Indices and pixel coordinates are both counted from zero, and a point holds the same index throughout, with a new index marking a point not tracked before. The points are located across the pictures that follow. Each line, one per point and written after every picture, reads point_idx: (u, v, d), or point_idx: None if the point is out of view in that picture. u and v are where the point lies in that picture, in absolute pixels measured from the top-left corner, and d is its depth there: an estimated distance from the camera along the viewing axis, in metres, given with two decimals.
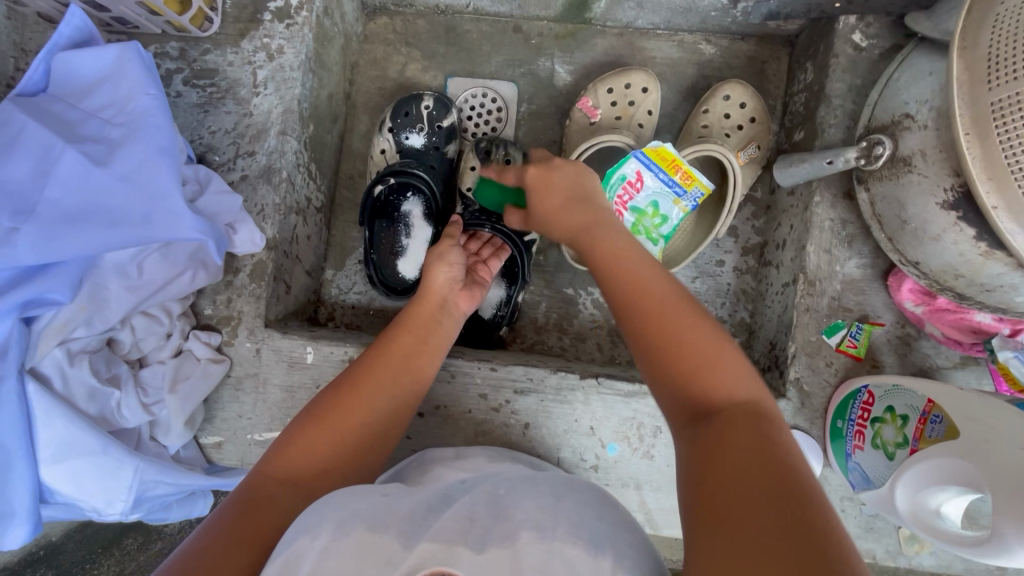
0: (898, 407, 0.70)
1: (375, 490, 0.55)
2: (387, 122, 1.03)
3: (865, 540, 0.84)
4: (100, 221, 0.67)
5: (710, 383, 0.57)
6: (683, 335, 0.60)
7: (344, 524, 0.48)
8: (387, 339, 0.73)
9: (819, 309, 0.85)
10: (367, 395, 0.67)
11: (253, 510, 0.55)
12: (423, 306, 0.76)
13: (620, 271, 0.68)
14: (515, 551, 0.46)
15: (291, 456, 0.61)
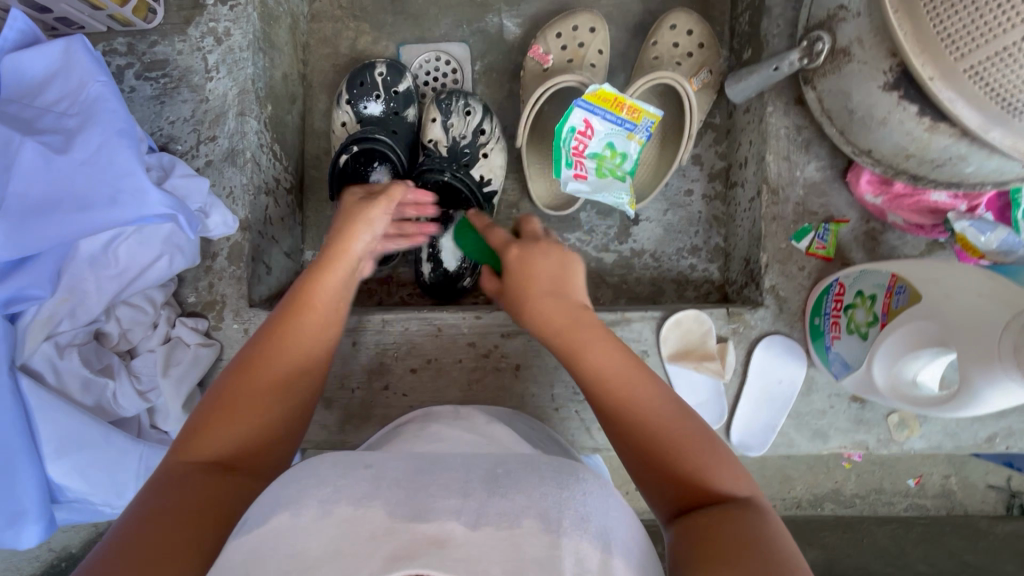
0: (866, 289, 0.72)
1: (356, 461, 0.49)
2: (344, 94, 1.05)
3: (857, 432, 0.87)
4: (70, 207, 0.68)
5: (703, 470, 0.54)
6: (649, 416, 0.57)
7: (327, 500, 0.43)
8: (303, 293, 0.64)
9: (785, 216, 0.87)
10: (292, 355, 0.60)
11: (180, 491, 0.49)
12: (340, 255, 0.66)
13: (589, 353, 0.62)
14: (516, 537, 0.41)
15: (209, 435, 0.54)
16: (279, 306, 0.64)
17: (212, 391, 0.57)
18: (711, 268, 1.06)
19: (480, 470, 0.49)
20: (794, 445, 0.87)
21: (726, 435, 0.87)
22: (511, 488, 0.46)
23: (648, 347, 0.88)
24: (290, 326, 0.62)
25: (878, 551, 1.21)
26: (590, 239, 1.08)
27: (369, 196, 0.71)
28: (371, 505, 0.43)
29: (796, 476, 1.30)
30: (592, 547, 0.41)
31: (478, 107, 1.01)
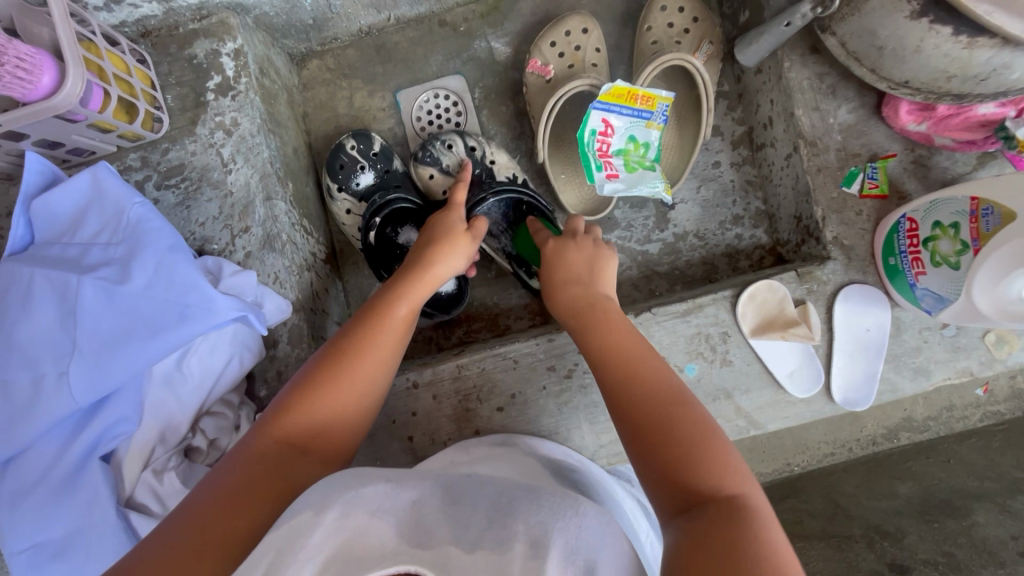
0: (945, 219, 0.71)
1: (377, 474, 0.54)
2: (331, 185, 1.03)
3: (958, 360, 0.85)
4: (142, 333, 0.66)
5: (703, 458, 0.54)
6: (695, 433, 0.56)
7: (348, 503, 0.47)
8: (390, 296, 0.72)
9: (830, 164, 0.86)
10: (365, 362, 0.65)
11: (251, 472, 0.54)
12: (422, 268, 0.76)
13: (646, 371, 0.64)
14: (505, 559, 0.43)
15: (286, 422, 0.59)
16: (364, 309, 0.71)
17: (297, 379, 0.64)
18: (757, 233, 1.05)
19: (486, 493, 0.54)
20: (898, 389, 0.86)
21: (829, 395, 0.85)
22: (513, 513, 0.49)
23: (727, 328, 0.87)
24: (376, 331, 0.68)
25: (969, 465, 1.18)
26: (631, 234, 1.07)
27: (457, 213, 0.83)
28: (383, 518, 0.47)
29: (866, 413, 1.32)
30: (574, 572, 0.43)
31: (456, 137, 1.01)
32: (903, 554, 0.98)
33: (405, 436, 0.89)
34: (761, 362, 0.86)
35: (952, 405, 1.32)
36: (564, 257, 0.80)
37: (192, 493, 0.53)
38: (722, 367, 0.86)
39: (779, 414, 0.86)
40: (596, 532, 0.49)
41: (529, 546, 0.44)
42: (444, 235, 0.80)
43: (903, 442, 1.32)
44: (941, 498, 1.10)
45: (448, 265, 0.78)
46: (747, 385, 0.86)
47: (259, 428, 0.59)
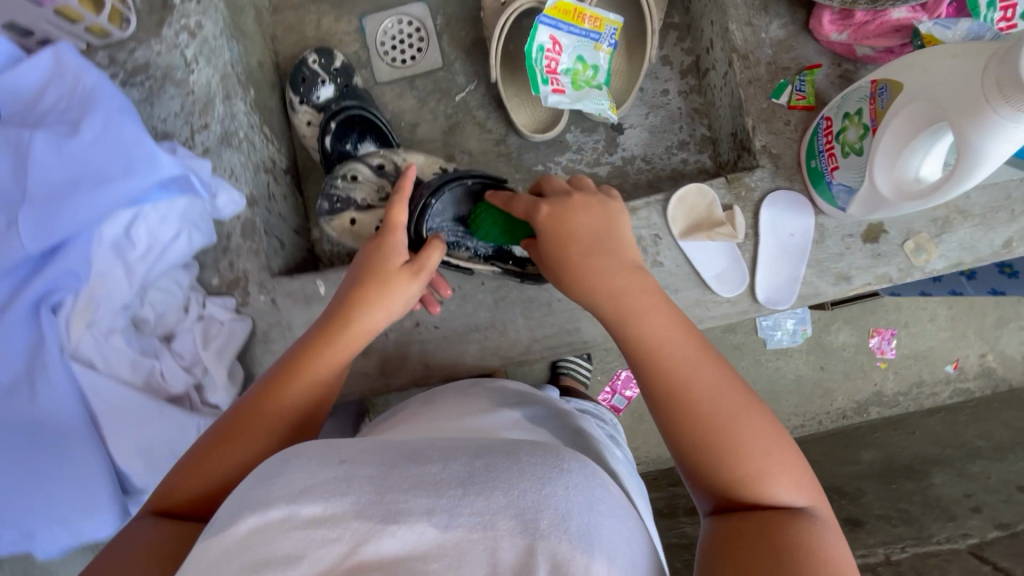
0: (852, 109, 0.74)
1: (331, 455, 0.46)
2: (293, 98, 1.08)
3: (877, 267, 0.88)
4: (88, 184, 0.71)
5: (752, 455, 0.53)
6: (741, 426, 0.55)
7: (293, 502, 0.41)
8: (301, 365, 0.61)
9: (761, 77, 0.91)
10: (281, 419, 0.59)
11: (154, 544, 0.51)
12: (338, 325, 0.63)
13: (681, 367, 0.58)
14: (490, 536, 0.40)
15: (178, 493, 0.55)
16: (286, 362, 0.62)
17: (197, 447, 0.57)
18: (702, 158, 1.09)
19: (462, 457, 0.47)
20: (820, 293, 0.89)
21: (753, 296, 0.89)
22: (496, 477, 0.44)
23: (659, 230, 0.90)
24: (275, 399, 0.59)
25: (933, 436, 1.38)
26: (582, 156, 1.11)
27: (397, 244, 0.67)
28: (342, 501, 0.41)
29: (836, 387, 1.51)
30: (568, 545, 0.40)
31: (357, 167, 0.94)
32: (860, 509, 1.17)
33: None
34: (689, 263, 0.89)
35: (922, 380, 1.51)
36: (560, 231, 0.68)
37: (102, 554, 0.51)
38: (653, 267, 0.90)
39: (705, 313, 0.89)
40: (585, 490, 0.45)
41: (517, 527, 0.40)
42: (370, 275, 0.65)
43: (873, 416, 1.51)
44: (901, 463, 1.29)
45: (378, 314, 0.65)
46: (676, 286, 0.90)
47: (157, 498, 0.55)
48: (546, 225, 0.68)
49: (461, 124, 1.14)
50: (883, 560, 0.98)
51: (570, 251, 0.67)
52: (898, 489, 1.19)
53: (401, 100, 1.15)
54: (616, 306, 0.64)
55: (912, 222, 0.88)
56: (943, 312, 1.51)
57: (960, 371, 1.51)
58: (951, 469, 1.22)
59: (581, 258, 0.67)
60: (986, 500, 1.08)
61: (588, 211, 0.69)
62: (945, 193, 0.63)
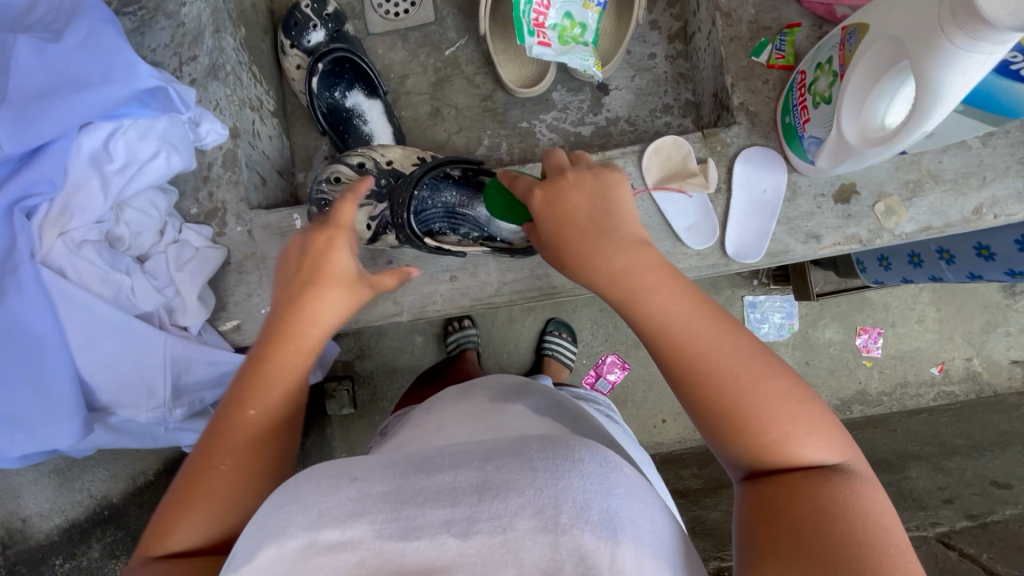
0: (824, 59, 0.75)
1: (342, 475, 0.45)
2: (284, 42, 1.09)
3: (847, 227, 0.89)
4: (67, 88, 0.73)
5: (778, 425, 0.50)
6: (760, 390, 0.50)
7: (311, 527, 0.40)
8: (258, 372, 0.57)
9: (742, 36, 0.92)
10: (248, 436, 0.55)
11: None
12: (289, 330, 0.58)
13: (692, 347, 0.53)
14: (510, 542, 0.38)
15: (169, 534, 0.52)
16: (234, 386, 0.57)
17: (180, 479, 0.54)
18: (685, 122, 1.10)
19: (467, 462, 0.45)
20: (789, 251, 0.90)
21: (722, 250, 0.90)
22: (506, 478, 0.43)
23: (633, 181, 0.91)
24: (241, 421, 0.55)
25: (912, 434, 1.37)
26: (566, 115, 1.12)
27: (331, 242, 0.60)
28: (359, 524, 0.40)
29: (820, 383, 1.52)
30: (594, 539, 0.38)
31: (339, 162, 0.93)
32: None
33: None
34: (661, 214, 0.90)
35: (907, 381, 1.52)
36: (558, 206, 0.61)
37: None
38: None
39: (674, 266, 0.90)
40: (602, 477, 0.42)
41: (534, 523, 0.39)
42: (309, 278, 0.59)
43: (856, 415, 1.51)
44: (879, 457, 1.27)
45: (330, 308, 0.59)
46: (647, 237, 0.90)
47: (149, 540, 0.52)
48: (544, 210, 0.62)
49: (449, 78, 1.15)
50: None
51: (571, 226, 0.61)
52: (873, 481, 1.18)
53: (391, 52, 1.16)
54: (615, 280, 0.58)
55: (884, 184, 0.88)
56: (931, 312, 1.51)
57: (945, 374, 1.52)
58: (928, 465, 1.22)
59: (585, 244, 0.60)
60: (960, 493, 1.10)
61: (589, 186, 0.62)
62: (905, 137, 0.64)
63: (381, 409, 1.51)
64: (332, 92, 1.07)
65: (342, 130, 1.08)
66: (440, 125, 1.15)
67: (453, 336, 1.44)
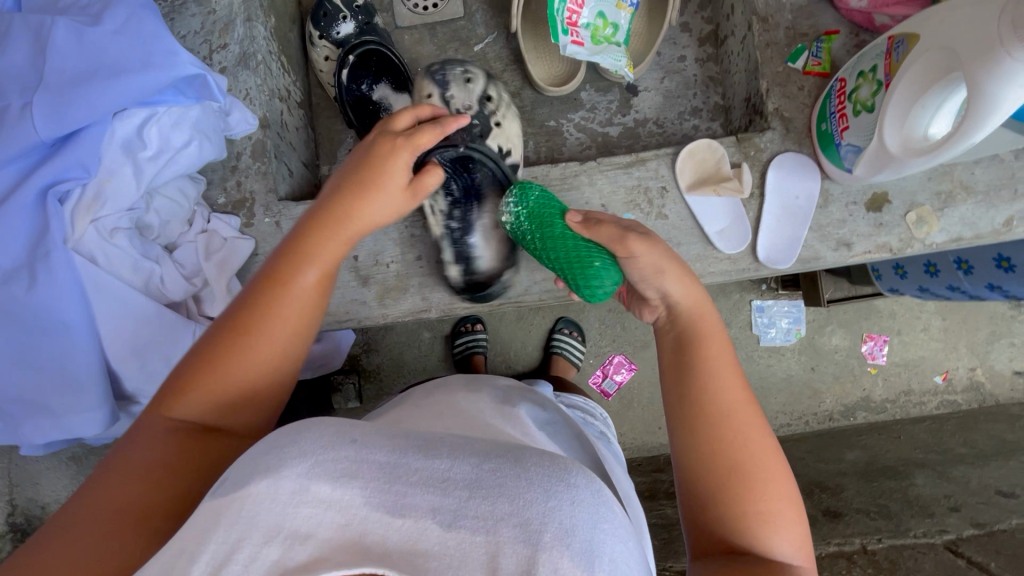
0: (867, 66, 0.75)
1: (343, 432, 0.43)
2: (313, 32, 1.08)
3: (878, 236, 0.89)
4: (105, 73, 0.72)
5: (767, 503, 0.55)
6: (768, 479, 0.56)
7: (303, 477, 0.39)
8: (304, 249, 0.62)
9: (779, 41, 0.92)
10: (271, 323, 0.58)
11: (168, 454, 0.52)
12: (342, 217, 0.63)
13: (739, 417, 0.58)
14: (494, 543, 0.37)
15: (187, 400, 0.54)
16: (274, 261, 0.61)
17: (209, 342, 0.57)
18: (713, 126, 1.10)
19: (472, 455, 0.43)
20: (820, 258, 0.90)
21: (753, 255, 0.90)
22: (504, 483, 0.41)
23: (666, 183, 0.91)
24: (275, 294, 0.58)
25: (916, 441, 1.37)
26: (594, 115, 1.12)
27: (389, 150, 0.66)
28: (352, 486, 0.40)
29: (824, 389, 1.52)
30: (569, 562, 0.37)
31: (474, 73, 0.95)
32: (840, 503, 1.15)
33: (349, 255, 0.93)
34: (694, 217, 0.90)
35: (910, 389, 1.52)
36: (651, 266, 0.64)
37: (119, 461, 0.51)
38: (657, 220, 0.90)
39: (705, 269, 0.90)
40: (591, 509, 0.40)
41: (520, 536, 0.38)
42: (360, 180, 0.65)
43: (859, 421, 1.52)
44: (883, 463, 1.28)
45: (378, 209, 0.65)
46: (678, 239, 0.90)
47: (160, 403, 0.54)
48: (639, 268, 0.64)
49: None
50: (860, 549, 1.01)
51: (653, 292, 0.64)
52: (879, 487, 1.18)
53: (419, 46, 1.15)
54: (694, 330, 0.63)
55: (915, 194, 0.89)
56: (935, 322, 1.52)
57: (948, 383, 1.52)
58: (932, 471, 1.23)
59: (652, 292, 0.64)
60: (966, 501, 1.10)
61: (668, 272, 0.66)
62: (952, 149, 0.64)
63: None
64: (358, 85, 1.06)
65: (369, 123, 1.06)
66: None
67: (463, 339, 1.44)
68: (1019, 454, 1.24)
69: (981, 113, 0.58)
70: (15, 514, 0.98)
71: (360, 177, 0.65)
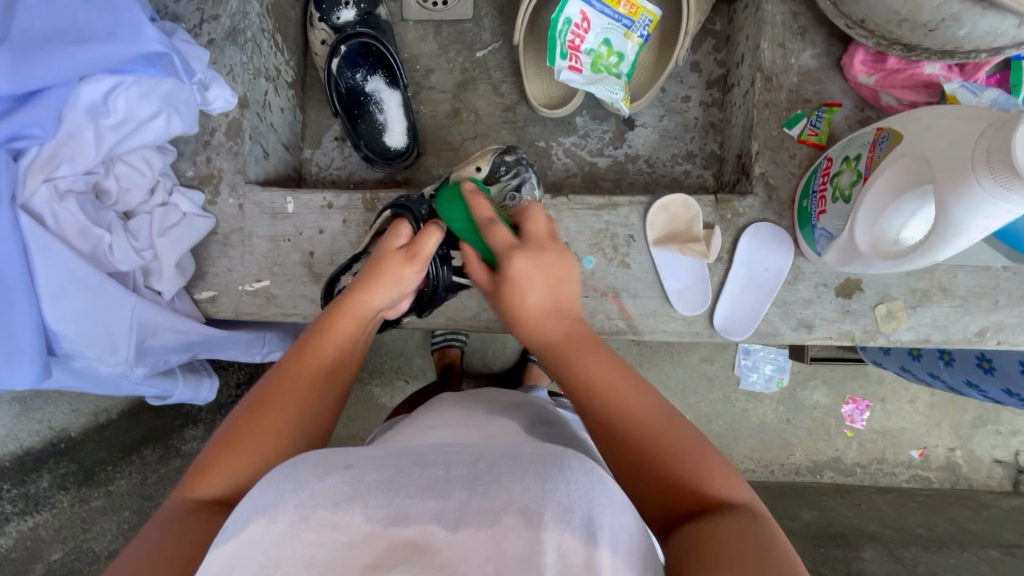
0: (852, 153, 0.72)
1: (337, 460, 0.48)
2: (315, 13, 1.06)
3: (843, 323, 0.85)
4: (70, 39, 0.71)
5: (698, 470, 0.54)
6: (676, 448, 0.55)
7: (304, 506, 0.43)
8: (322, 336, 0.68)
9: (778, 103, 0.87)
10: (292, 397, 0.62)
11: (181, 532, 0.52)
12: (352, 303, 0.70)
13: (632, 408, 0.57)
14: (495, 535, 0.40)
15: (205, 478, 0.56)
16: (295, 351, 0.67)
17: (229, 426, 0.59)
18: (705, 174, 1.06)
19: (461, 464, 0.47)
20: (778, 334, 0.86)
21: (710, 320, 0.87)
22: (494, 482, 0.44)
23: (634, 232, 0.88)
24: (298, 373, 0.64)
25: (876, 512, 1.33)
26: (585, 143, 1.08)
27: (394, 243, 0.73)
28: (350, 509, 0.43)
29: (796, 442, 1.48)
30: (574, 539, 0.40)
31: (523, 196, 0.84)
32: None
33: (306, 250, 0.92)
34: (655, 271, 0.87)
35: (883, 458, 1.47)
36: (512, 284, 0.65)
37: (132, 547, 0.51)
38: (618, 267, 0.88)
39: (657, 325, 0.87)
40: (587, 487, 0.44)
41: (522, 520, 0.41)
42: (372, 276, 0.70)
43: (825, 479, 1.48)
44: (834, 530, 1.24)
45: (385, 298, 0.71)
46: (635, 291, 0.88)
47: (183, 484, 0.56)
48: (504, 287, 0.65)
49: (475, 81, 1.11)
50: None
51: (523, 308, 0.64)
52: (824, 554, 1.16)
53: (422, 42, 1.12)
54: (560, 350, 0.62)
55: (890, 286, 0.84)
56: (923, 397, 1.46)
57: (924, 459, 1.47)
58: (884, 549, 1.19)
59: (538, 317, 0.64)
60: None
61: (547, 270, 0.65)
62: (919, 261, 0.60)
63: (359, 383, 1.51)
64: (353, 73, 1.03)
65: (356, 113, 1.04)
66: (456, 128, 1.11)
67: (442, 331, 1.41)
68: (973, 546, 1.16)
69: (946, 233, 0.55)
70: None
71: (376, 271, 0.70)
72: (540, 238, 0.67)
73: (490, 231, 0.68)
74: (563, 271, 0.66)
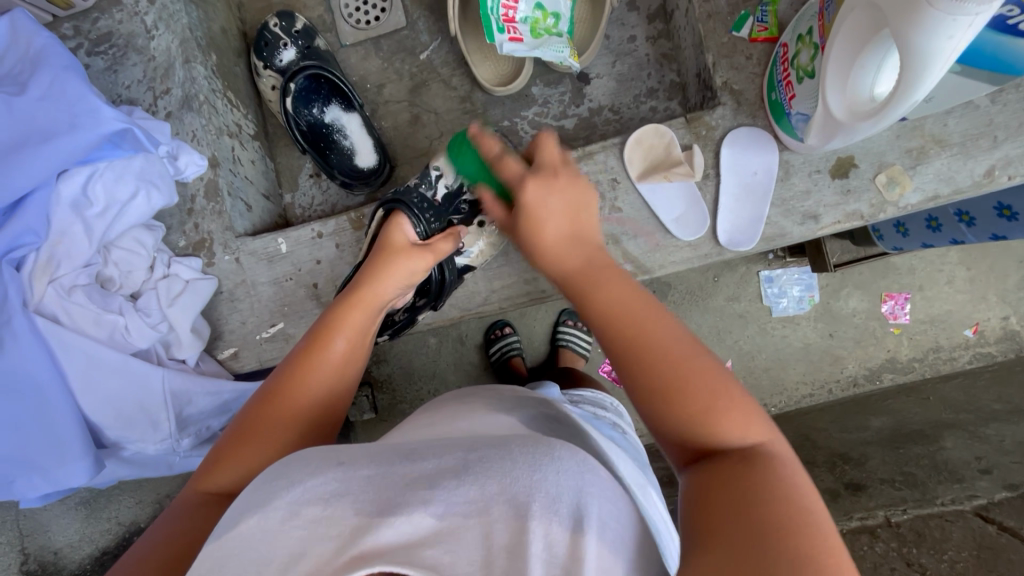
0: (806, 31, 0.73)
1: (330, 458, 0.45)
2: (258, 63, 1.09)
3: (846, 204, 0.84)
4: (37, 140, 0.76)
5: (716, 417, 0.47)
6: (693, 381, 0.49)
7: (295, 502, 0.40)
8: (328, 325, 0.68)
9: (721, 11, 0.87)
10: (300, 388, 0.63)
11: (185, 524, 0.53)
12: (364, 296, 0.71)
13: (646, 335, 0.52)
14: (485, 521, 0.38)
15: (218, 470, 0.58)
16: (305, 342, 0.67)
17: (243, 417, 0.61)
18: (671, 105, 1.06)
19: (454, 455, 0.45)
20: (786, 233, 0.85)
21: (714, 238, 0.86)
22: (486, 470, 0.42)
23: (617, 174, 0.88)
24: (310, 363, 0.64)
25: (948, 401, 1.27)
26: (547, 110, 1.09)
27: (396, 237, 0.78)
28: (339, 503, 0.40)
29: (846, 354, 1.44)
30: (561, 528, 0.38)
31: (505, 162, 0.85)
32: (863, 474, 1.08)
33: (309, 283, 0.94)
34: (648, 207, 0.87)
35: (938, 346, 1.42)
36: (537, 207, 0.64)
37: (146, 535, 0.53)
38: (611, 214, 0.88)
39: (664, 259, 0.87)
40: (576, 475, 0.42)
41: (510, 510, 0.39)
42: (377, 265, 0.74)
43: (886, 383, 1.42)
44: (909, 428, 1.19)
45: (386, 286, 0.73)
46: (634, 231, 0.87)
47: (197, 476, 0.58)
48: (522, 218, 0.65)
49: (426, 83, 1.13)
50: (884, 522, 0.93)
51: (541, 236, 0.64)
52: (906, 453, 1.10)
53: (366, 61, 1.14)
54: (581, 276, 0.60)
55: (884, 154, 0.83)
56: (961, 273, 1.41)
57: (980, 336, 1.41)
58: (965, 433, 1.13)
59: (555, 240, 0.63)
60: (998, 462, 1.01)
61: (561, 194, 0.65)
62: (893, 106, 0.58)
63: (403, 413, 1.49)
64: (310, 109, 1.05)
65: (323, 146, 1.05)
66: (421, 132, 1.13)
67: (497, 345, 1.43)
68: None
69: (914, 61, 0.53)
70: (30, 561, 1.13)
71: (378, 262, 0.74)
72: (551, 163, 0.67)
73: (501, 166, 0.70)
74: (580, 201, 0.65)
